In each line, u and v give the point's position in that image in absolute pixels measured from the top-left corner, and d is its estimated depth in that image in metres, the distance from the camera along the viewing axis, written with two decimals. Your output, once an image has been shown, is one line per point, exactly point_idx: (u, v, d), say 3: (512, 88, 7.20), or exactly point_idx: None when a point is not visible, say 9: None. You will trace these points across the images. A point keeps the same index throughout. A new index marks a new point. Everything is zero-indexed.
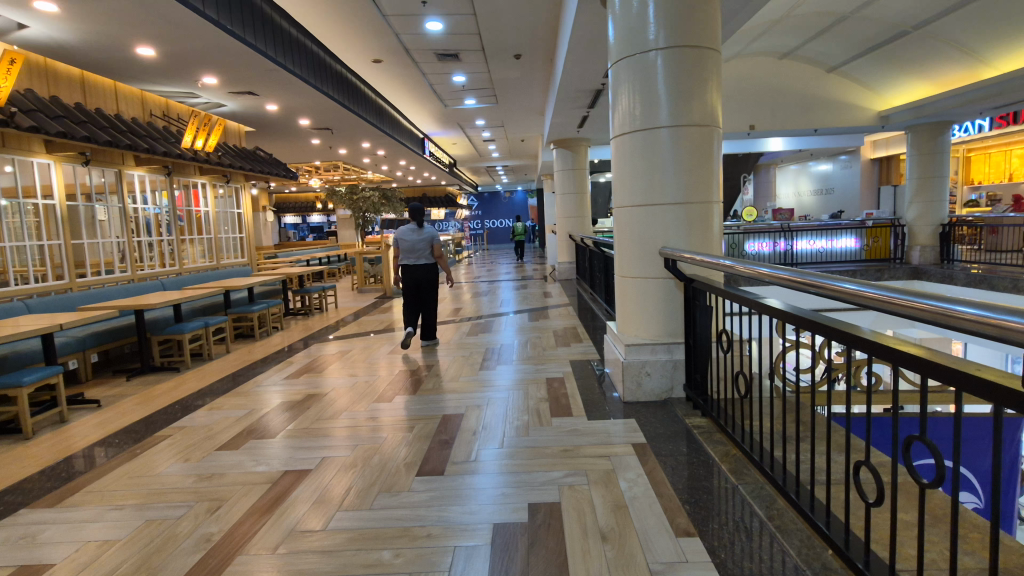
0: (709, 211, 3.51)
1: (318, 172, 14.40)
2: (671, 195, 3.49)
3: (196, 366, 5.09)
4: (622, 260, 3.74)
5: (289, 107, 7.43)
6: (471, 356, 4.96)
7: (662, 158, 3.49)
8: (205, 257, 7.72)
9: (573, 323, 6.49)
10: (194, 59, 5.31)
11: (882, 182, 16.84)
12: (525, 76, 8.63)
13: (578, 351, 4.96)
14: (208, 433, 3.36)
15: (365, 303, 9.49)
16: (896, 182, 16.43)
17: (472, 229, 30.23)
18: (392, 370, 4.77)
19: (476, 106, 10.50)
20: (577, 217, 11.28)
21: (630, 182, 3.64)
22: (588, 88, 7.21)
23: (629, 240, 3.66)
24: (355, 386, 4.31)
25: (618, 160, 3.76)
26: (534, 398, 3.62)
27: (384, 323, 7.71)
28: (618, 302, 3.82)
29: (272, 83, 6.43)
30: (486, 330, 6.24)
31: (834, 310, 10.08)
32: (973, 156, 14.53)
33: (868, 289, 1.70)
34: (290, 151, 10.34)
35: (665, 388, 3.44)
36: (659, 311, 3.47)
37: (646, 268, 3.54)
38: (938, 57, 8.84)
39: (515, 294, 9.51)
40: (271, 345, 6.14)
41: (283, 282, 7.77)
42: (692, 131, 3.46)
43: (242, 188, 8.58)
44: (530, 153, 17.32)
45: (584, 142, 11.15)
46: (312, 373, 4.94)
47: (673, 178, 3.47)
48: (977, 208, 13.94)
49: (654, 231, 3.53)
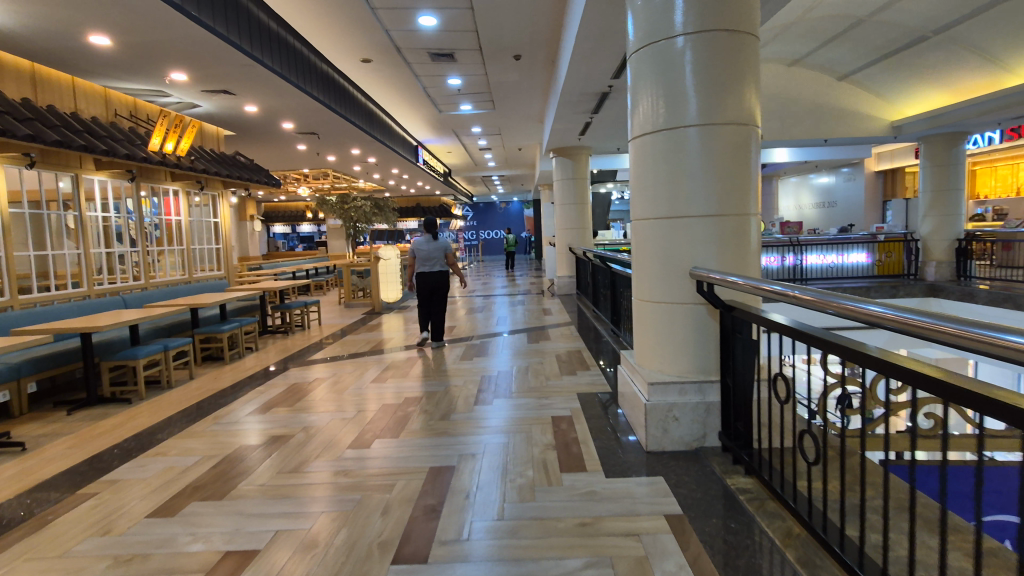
0: (745, 224, 2.97)
1: (308, 180, 13.87)
2: (699, 205, 2.96)
3: (152, 396, 4.47)
4: (642, 282, 3.22)
5: (271, 109, 6.90)
6: (464, 386, 4.39)
7: (688, 160, 2.97)
8: (176, 269, 7.12)
9: (577, 346, 5.92)
10: (158, 51, 4.76)
11: (886, 195, 16.46)
12: (525, 79, 8.15)
13: (586, 382, 4.38)
14: (143, 490, 2.76)
15: (351, 320, 8.88)
16: (901, 196, 16.08)
17: (466, 240, 29.70)
18: (374, 402, 4.19)
19: (472, 111, 10.02)
20: (577, 229, 10.78)
21: (650, 190, 3.13)
22: (592, 91, 6.71)
23: (649, 258, 3.15)
24: (329, 422, 3.72)
25: (636, 165, 3.26)
26: (538, 445, 3.05)
27: (371, 342, 7.12)
28: (638, 330, 3.28)
29: (251, 82, 5.91)
30: (481, 353, 5.67)
31: (847, 329, 9.62)
32: (979, 169, 14.19)
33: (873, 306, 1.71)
34: (276, 158, 9.81)
35: (697, 435, 2.88)
36: (688, 342, 2.93)
37: (671, 290, 3.01)
38: (957, 64, 8.43)
39: (512, 311, 8.96)
40: (243, 370, 5.55)
41: (261, 297, 7.17)
42: (725, 131, 2.94)
43: (220, 196, 8.01)
44: (527, 162, 16.86)
45: (585, 151, 10.68)
46: (284, 402, 4.35)
47: (702, 184, 2.95)
48: (983, 223, 13.57)
49: (679, 248, 3.00)
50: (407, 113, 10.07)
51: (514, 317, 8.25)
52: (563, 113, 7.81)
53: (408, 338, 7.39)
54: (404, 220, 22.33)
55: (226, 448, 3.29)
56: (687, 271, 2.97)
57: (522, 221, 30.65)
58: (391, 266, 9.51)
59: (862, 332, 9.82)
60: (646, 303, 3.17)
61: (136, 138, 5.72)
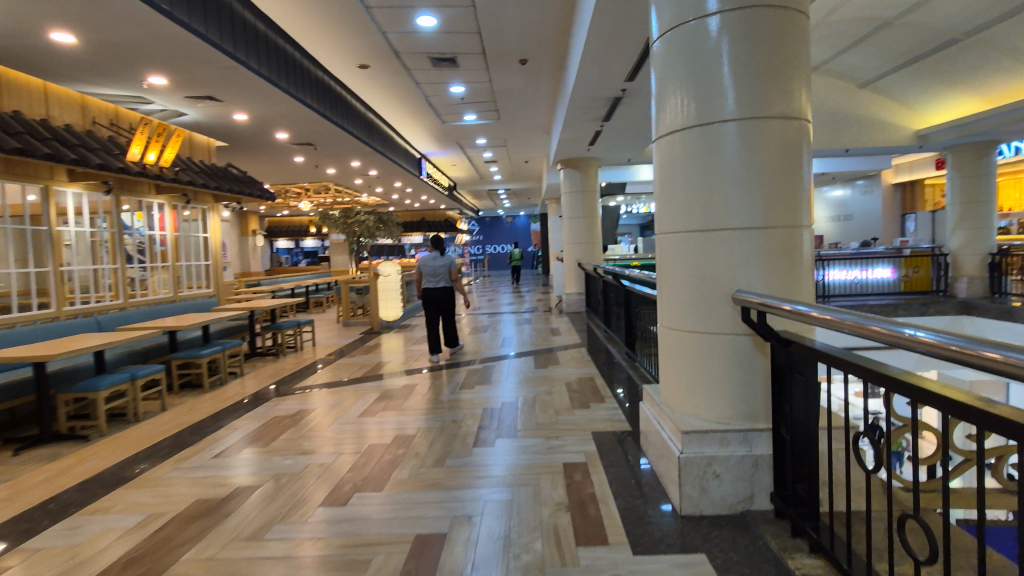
0: (795, 237, 2.48)
1: (309, 194, 13.54)
2: (740, 214, 2.47)
3: (115, 432, 4.00)
4: (670, 306, 2.74)
5: (262, 118, 6.52)
6: (463, 421, 3.89)
7: (725, 161, 2.49)
8: (162, 288, 6.70)
9: (588, 371, 5.39)
10: (132, 51, 4.38)
11: (905, 209, 15.92)
12: (531, 85, 7.75)
13: (601, 417, 3.86)
14: (67, 562, 2.27)
15: (348, 340, 8.42)
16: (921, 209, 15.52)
17: (472, 255, 29.35)
18: (361, 439, 3.69)
19: (476, 122, 9.63)
20: (586, 243, 10.30)
21: (679, 197, 2.66)
22: (603, 96, 6.26)
23: (679, 277, 2.67)
24: (307, 466, 3.21)
25: (662, 169, 2.79)
26: (547, 506, 2.53)
27: (366, 366, 6.64)
28: (665, 363, 2.80)
29: (239, 88, 5.52)
30: (484, 380, 5.17)
31: (870, 349, 9.04)
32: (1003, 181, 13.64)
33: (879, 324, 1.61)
34: (273, 170, 9.45)
35: (742, 496, 2.36)
36: (728, 380, 2.44)
37: (707, 317, 2.52)
38: (989, 68, 7.95)
39: (519, 330, 8.46)
40: (224, 398, 5.07)
41: (250, 317, 6.73)
42: (769, 126, 2.46)
43: (211, 210, 7.61)
44: (534, 175, 16.48)
45: (594, 162, 10.25)
46: (260, 437, 3.86)
47: (743, 190, 2.47)
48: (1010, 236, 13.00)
49: (715, 266, 2.51)
50: (409, 124, 9.72)
51: (520, 338, 7.73)
52: (572, 121, 7.39)
53: (406, 360, 6.90)
54: (409, 234, 21.99)
55: (179, 501, 2.80)
56: (726, 294, 2.47)
57: (529, 235, 30.24)
58: (391, 283, 9.07)
59: (889, 353, 9.25)
60: (676, 332, 2.69)
61: (113, 148, 5.33)
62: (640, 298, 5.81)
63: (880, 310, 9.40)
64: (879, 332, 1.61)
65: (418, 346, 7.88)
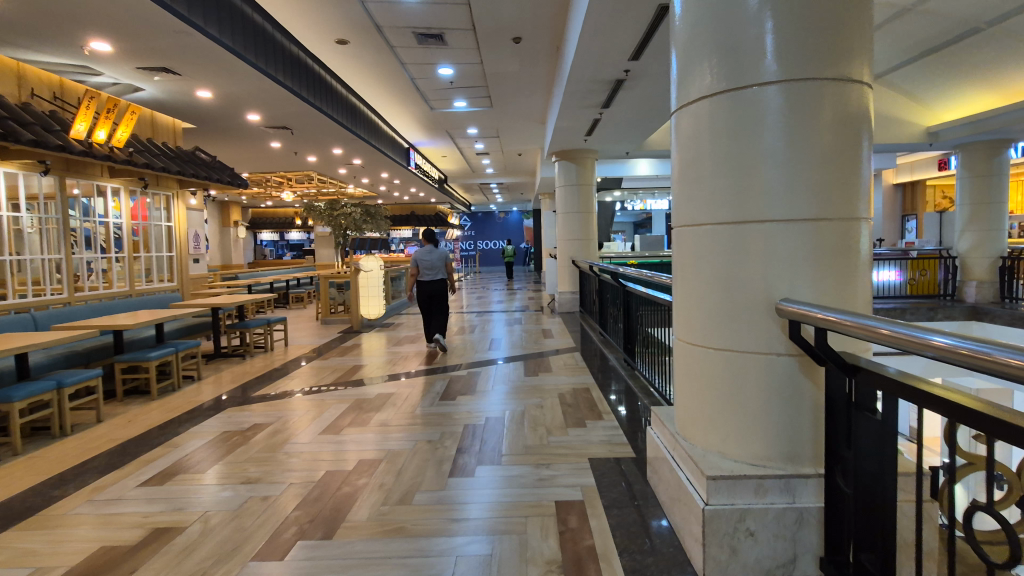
0: (852, 232, 1.98)
1: (291, 184, 12.91)
2: (782, 203, 1.97)
3: (33, 450, 3.44)
4: (691, 317, 2.24)
5: (229, 96, 5.93)
6: (440, 441, 3.37)
7: (763, 137, 1.99)
8: (117, 281, 6.11)
9: (583, 381, 4.88)
10: (65, 9, 3.79)
11: (906, 210, 15.61)
12: (524, 68, 7.21)
13: (599, 438, 3.36)
14: None
15: (326, 340, 7.87)
16: (921, 210, 15.21)
17: (463, 251, 28.81)
18: (319, 462, 3.16)
19: (466, 109, 9.08)
20: (581, 239, 9.78)
21: (703, 183, 2.16)
22: (603, 80, 5.73)
23: (703, 282, 2.17)
24: (245, 501, 2.66)
25: (682, 149, 2.29)
26: (535, 567, 2.01)
27: (341, 369, 6.10)
28: (682, 385, 2.30)
29: (198, 61, 4.93)
30: (468, 388, 4.66)
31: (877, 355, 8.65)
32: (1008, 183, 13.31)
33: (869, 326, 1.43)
34: (248, 156, 8.83)
35: (782, 559, 1.86)
36: (765, 412, 1.94)
37: (739, 331, 2.02)
38: (1010, 60, 7.52)
39: (509, 331, 7.96)
40: (173, 406, 4.50)
41: (214, 314, 6.15)
42: (822, 91, 1.95)
43: (175, 197, 7.01)
44: (527, 169, 15.95)
45: (591, 154, 9.71)
46: (201, 457, 3.30)
47: (786, 174, 1.96)
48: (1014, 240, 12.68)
49: (749, 269, 2.01)
50: (394, 109, 9.13)
51: (509, 340, 7.18)
52: (568, 108, 6.86)
53: (385, 363, 6.34)
54: (398, 229, 21.36)
55: (78, 549, 2.26)
56: (765, 303, 1.97)
57: (522, 232, 29.71)
58: (372, 280, 8.36)
59: (897, 359, 8.89)
60: (698, 349, 2.19)
61: (53, 123, 4.72)
62: (640, 300, 5.32)
63: (887, 314, 9.02)
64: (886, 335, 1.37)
65: (399, 347, 7.32)
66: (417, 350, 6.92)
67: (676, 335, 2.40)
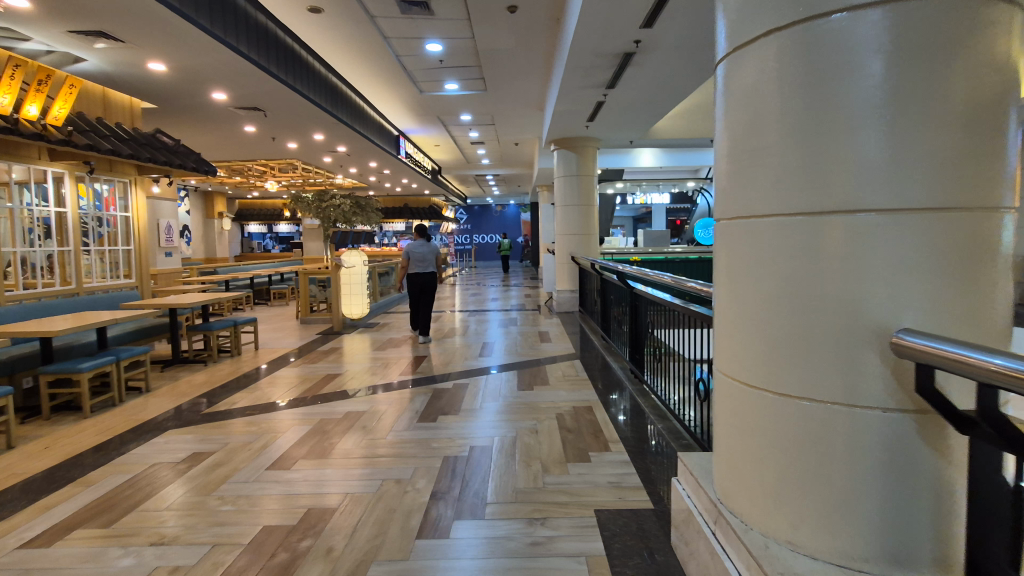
0: (994, 224, 1.33)
1: (274, 173, 12.23)
2: (886, 184, 1.33)
3: None
4: (742, 347, 1.63)
5: (187, 70, 5.26)
6: (413, 481, 2.75)
7: (855, 90, 1.36)
8: (61, 278, 5.43)
9: (584, 397, 4.26)
10: None
11: None
12: (521, 44, 6.56)
13: (607, 478, 2.74)
14: None
15: (303, 342, 7.25)
16: None
17: (458, 245, 28.19)
18: (262, 507, 2.54)
19: (458, 92, 8.43)
20: (581, 235, 9.16)
21: (763, 157, 1.54)
22: (608, 56, 5.12)
23: (762, 300, 1.55)
24: (147, 575, 2.04)
25: (731, 113, 1.66)
26: None
27: (314, 376, 5.47)
28: (728, 437, 1.71)
29: (143, 26, 4.26)
30: (452, 405, 4.04)
31: None
32: None
33: (909, 341, 1.20)
34: (221, 141, 8.16)
35: None
36: (859, 491, 1.35)
37: (819, 371, 1.41)
38: None
39: (503, 333, 7.35)
40: (107, 426, 3.85)
41: (171, 314, 5.49)
42: (947, 12, 1.29)
43: (133, 184, 6.33)
44: (524, 159, 15.30)
45: (592, 143, 9.06)
46: (117, 498, 2.69)
47: (890, 141, 1.33)
48: None
49: (835, 283, 1.39)
50: (381, 92, 8.46)
51: (503, 344, 6.57)
52: (568, 89, 6.22)
53: (364, 368, 5.71)
54: (391, 222, 20.68)
55: None
56: (860, 333, 1.35)
57: (519, 226, 29.06)
58: (355, 276, 7.81)
59: None
60: (753, 392, 1.58)
61: None
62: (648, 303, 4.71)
63: None
64: (918, 349, 1.17)
65: (382, 350, 6.70)
66: (401, 354, 6.30)
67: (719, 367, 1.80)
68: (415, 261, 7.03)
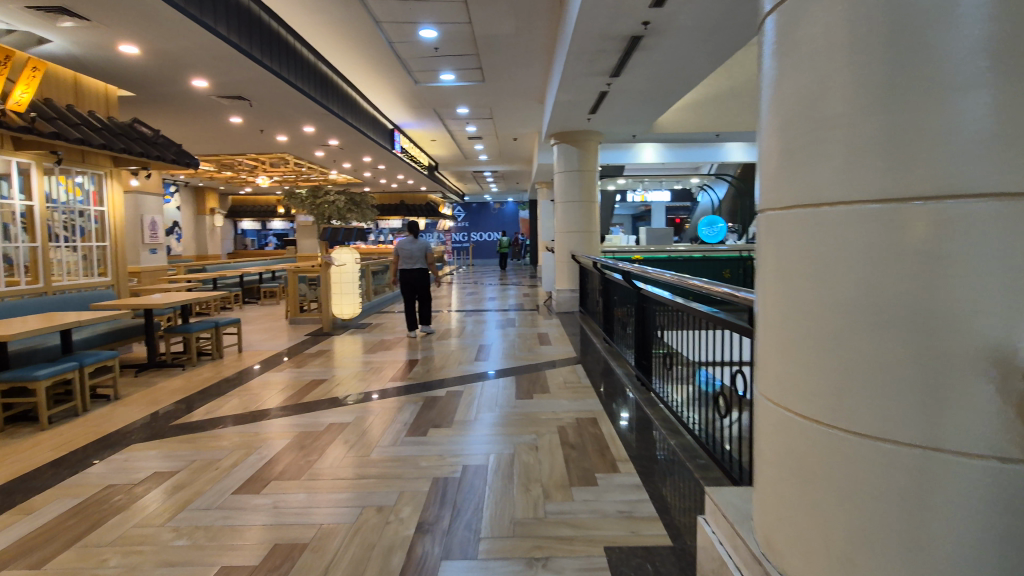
0: None
1: (265, 168, 11.87)
2: (1001, 163, 0.98)
3: None
4: (791, 368, 1.30)
5: (163, 54, 4.91)
6: (400, 509, 2.42)
7: (951, 36, 1.01)
8: (27, 276, 5.06)
9: (587, 407, 3.94)
10: None
11: None
12: (520, 31, 6.23)
13: (618, 508, 2.41)
14: None
15: (290, 343, 6.92)
16: None
17: (456, 243, 27.87)
18: (223, 540, 2.22)
19: (454, 83, 8.10)
20: (582, 232, 8.83)
21: (821, 131, 1.19)
22: (614, 41, 4.82)
23: (820, 314, 1.21)
24: None
25: (779, 76, 1.31)
26: None
27: (300, 380, 5.16)
28: (773, 474, 1.39)
29: (111, 4, 3.92)
30: (444, 415, 3.72)
31: None
32: None
33: None
34: (206, 133, 7.80)
35: None
36: (961, 565, 1.03)
37: (900, 409, 1.08)
38: None
39: (501, 334, 7.04)
40: (65, 439, 3.51)
41: (146, 315, 5.14)
42: None
43: (109, 177, 5.97)
44: (523, 155, 14.99)
45: (594, 137, 8.72)
46: (58, 530, 2.35)
47: (1003, 104, 0.98)
48: None
49: (923, 296, 1.05)
50: (374, 82, 8.10)
51: (501, 346, 6.24)
52: (570, 78, 5.90)
53: (353, 372, 5.38)
54: (386, 219, 20.32)
55: None
56: (963, 362, 1.01)
57: (517, 223, 28.74)
58: (347, 275, 7.46)
59: None
60: (806, 426, 1.25)
61: None
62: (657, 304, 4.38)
63: None
64: None
65: (373, 352, 6.36)
66: (392, 357, 5.97)
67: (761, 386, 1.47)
68: (405, 257, 7.06)
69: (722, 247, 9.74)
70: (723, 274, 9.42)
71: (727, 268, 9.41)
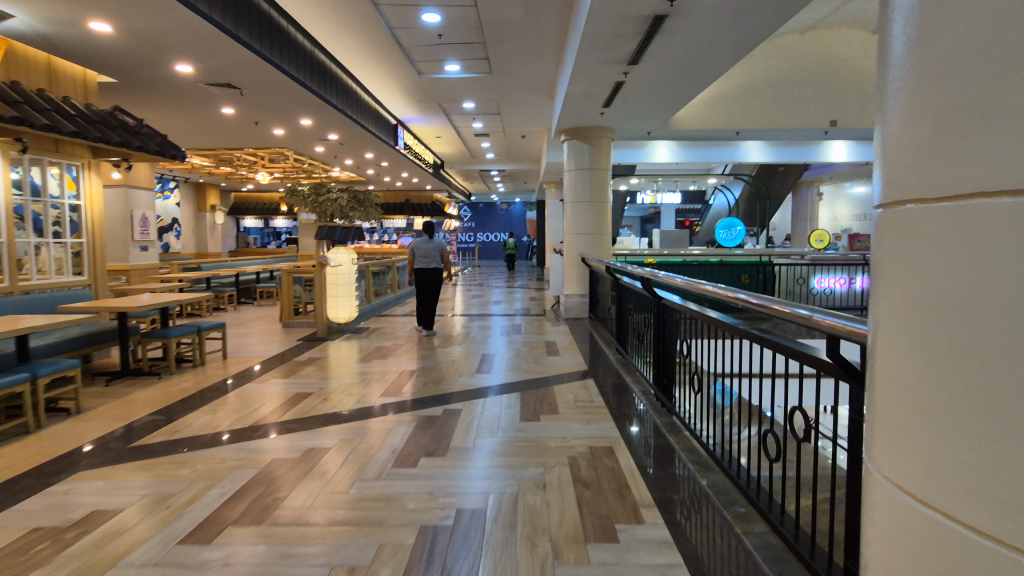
0: None
1: (264, 163, 11.50)
2: None
3: None
4: (924, 445, 0.92)
5: (140, 34, 4.50)
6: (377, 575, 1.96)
7: None
8: None
9: (601, 431, 3.47)
10: None
11: None
12: (530, 17, 5.80)
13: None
14: None
15: (282, 348, 6.51)
16: None
17: (462, 243, 27.46)
18: None
19: (460, 75, 7.68)
20: (593, 234, 8.37)
21: (1004, 64, 0.77)
22: (633, 25, 4.39)
23: (979, 387, 0.82)
24: None
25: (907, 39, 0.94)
26: None
27: (287, 390, 4.74)
28: (891, 552, 1.00)
29: None
30: (439, 440, 3.27)
31: None
32: None
33: None
34: (198, 124, 7.42)
35: None
36: None
37: None
38: None
39: (506, 341, 6.60)
40: (8, 462, 3.09)
41: (120, 318, 4.74)
42: None
43: (87, 172, 5.53)
44: (531, 154, 14.55)
45: (607, 133, 8.24)
46: None
47: None
48: None
49: None
50: (375, 73, 7.69)
51: (505, 355, 5.79)
52: (584, 67, 5.47)
53: (345, 381, 4.96)
54: (391, 218, 19.92)
55: None
56: None
57: (525, 224, 28.31)
58: (342, 276, 7.06)
59: None
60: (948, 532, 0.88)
61: None
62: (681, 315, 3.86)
63: None
64: None
65: (368, 359, 5.93)
66: (388, 365, 5.54)
67: (875, 427, 1.08)
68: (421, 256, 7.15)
69: (740, 251, 9.23)
70: (741, 280, 8.89)
71: (746, 273, 8.86)
